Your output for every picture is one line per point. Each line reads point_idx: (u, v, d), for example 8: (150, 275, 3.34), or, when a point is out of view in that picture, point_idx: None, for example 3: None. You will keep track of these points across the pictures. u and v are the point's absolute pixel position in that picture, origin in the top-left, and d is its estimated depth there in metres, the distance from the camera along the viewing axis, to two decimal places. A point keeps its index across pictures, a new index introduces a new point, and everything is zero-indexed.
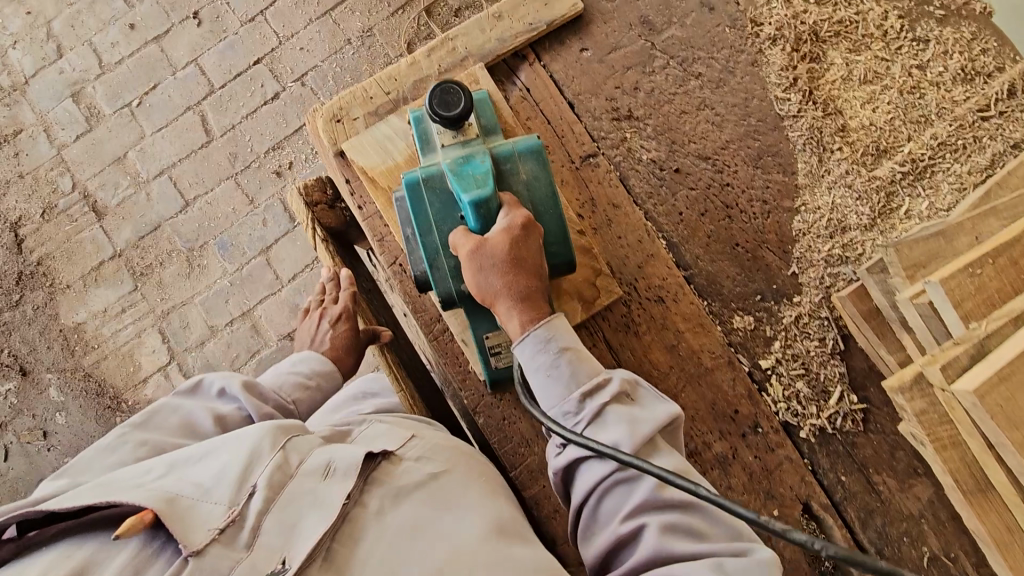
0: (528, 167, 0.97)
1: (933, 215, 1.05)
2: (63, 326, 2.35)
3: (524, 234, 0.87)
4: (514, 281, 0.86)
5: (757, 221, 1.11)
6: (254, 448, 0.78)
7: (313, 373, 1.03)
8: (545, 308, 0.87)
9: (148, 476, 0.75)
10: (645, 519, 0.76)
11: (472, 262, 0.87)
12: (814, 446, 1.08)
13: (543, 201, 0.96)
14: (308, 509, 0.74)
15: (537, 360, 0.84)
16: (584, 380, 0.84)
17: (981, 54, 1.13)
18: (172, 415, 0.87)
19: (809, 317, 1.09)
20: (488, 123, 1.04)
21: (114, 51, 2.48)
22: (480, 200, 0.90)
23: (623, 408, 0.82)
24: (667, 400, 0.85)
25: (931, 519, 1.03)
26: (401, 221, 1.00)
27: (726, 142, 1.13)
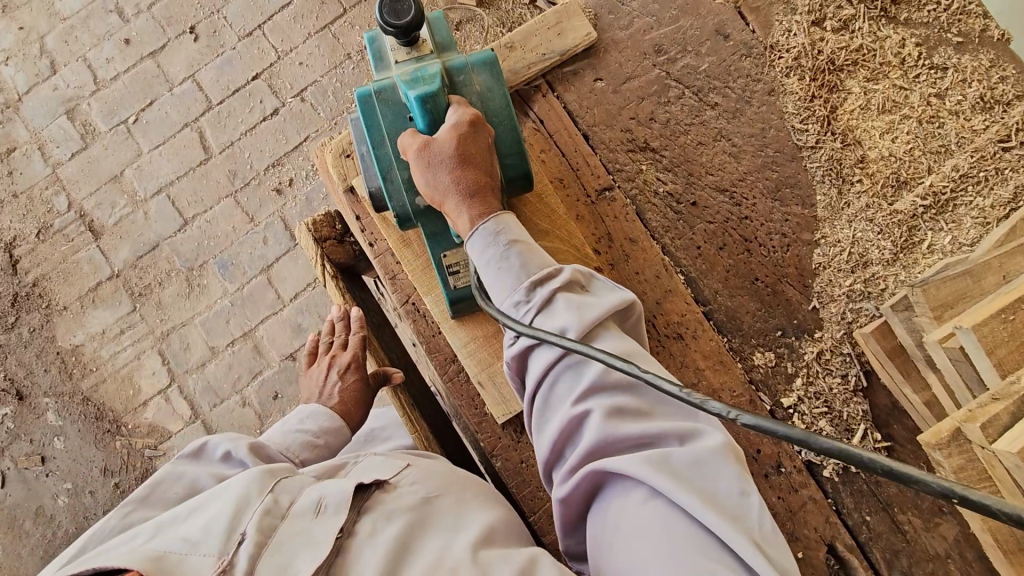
0: (481, 78, 0.94)
1: (956, 249, 1.03)
2: (60, 348, 2.31)
3: (472, 131, 0.85)
4: (462, 175, 0.84)
5: (776, 255, 1.09)
6: (242, 495, 0.74)
7: (322, 431, 0.98)
8: (494, 205, 0.85)
9: (135, 540, 0.70)
10: (591, 405, 0.70)
11: (421, 159, 0.85)
12: (838, 486, 1.07)
13: (500, 115, 0.93)
14: (301, 548, 0.69)
15: (486, 254, 0.81)
16: (535, 271, 0.79)
17: (1000, 82, 1.11)
18: (174, 486, 0.82)
19: (831, 353, 1.06)
20: (444, 40, 0.99)
21: (110, 67, 2.43)
22: (427, 96, 0.86)
23: (573, 296, 0.77)
24: (623, 289, 0.79)
25: (958, 559, 1.03)
26: (357, 140, 0.97)
27: (743, 173, 1.11)
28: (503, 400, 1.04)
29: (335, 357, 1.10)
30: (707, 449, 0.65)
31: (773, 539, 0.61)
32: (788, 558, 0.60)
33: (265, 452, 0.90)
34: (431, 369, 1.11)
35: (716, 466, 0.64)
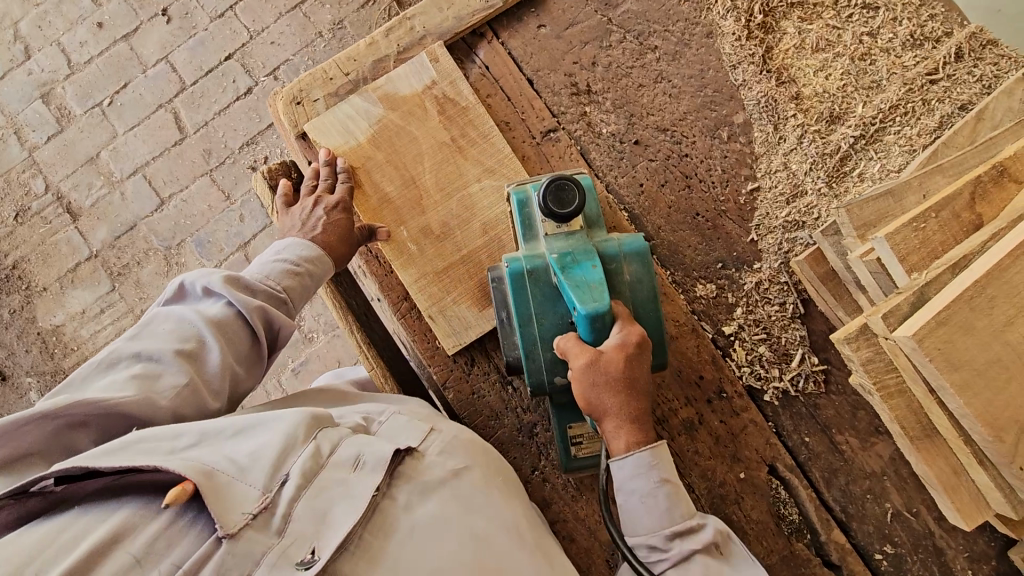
0: (633, 268, 0.91)
1: (885, 176, 1.07)
2: (40, 329, 2.34)
3: (639, 354, 0.83)
4: (626, 404, 0.83)
5: (716, 190, 1.13)
6: (288, 436, 0.76)
7: (301, 260, 0.94)
8: (650, 434, 0.85)
9: (179, 441, 0.73)
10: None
11: (585, 376, 0.83)
12: (778, 409, 1.10)
13: (648, 312, 0.91)
14: (337, 500, 0.73)
15: (634, 483, 0.83)
16: (677, 519, 0.83)
17: (929, 20, 1.15)
18: (165, 321, 0.84)
19: (769, 282, 1.11)
20: (593, 212, 0.96)
21: (83, 51, 2.45)
22: (596, 315, 0.82)
23: (711, 560, 0.81)
24: (755, 563, 0.82)
25: (894, 476, 1.07)
26: (496, 304, 0.95)
27: (683, 113, 1.15)
28: (454, 332, 1.08)
29: (320, 197, 1.03)
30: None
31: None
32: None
33: (242, 282, 0.87)
34: (384, 308, 1.14)
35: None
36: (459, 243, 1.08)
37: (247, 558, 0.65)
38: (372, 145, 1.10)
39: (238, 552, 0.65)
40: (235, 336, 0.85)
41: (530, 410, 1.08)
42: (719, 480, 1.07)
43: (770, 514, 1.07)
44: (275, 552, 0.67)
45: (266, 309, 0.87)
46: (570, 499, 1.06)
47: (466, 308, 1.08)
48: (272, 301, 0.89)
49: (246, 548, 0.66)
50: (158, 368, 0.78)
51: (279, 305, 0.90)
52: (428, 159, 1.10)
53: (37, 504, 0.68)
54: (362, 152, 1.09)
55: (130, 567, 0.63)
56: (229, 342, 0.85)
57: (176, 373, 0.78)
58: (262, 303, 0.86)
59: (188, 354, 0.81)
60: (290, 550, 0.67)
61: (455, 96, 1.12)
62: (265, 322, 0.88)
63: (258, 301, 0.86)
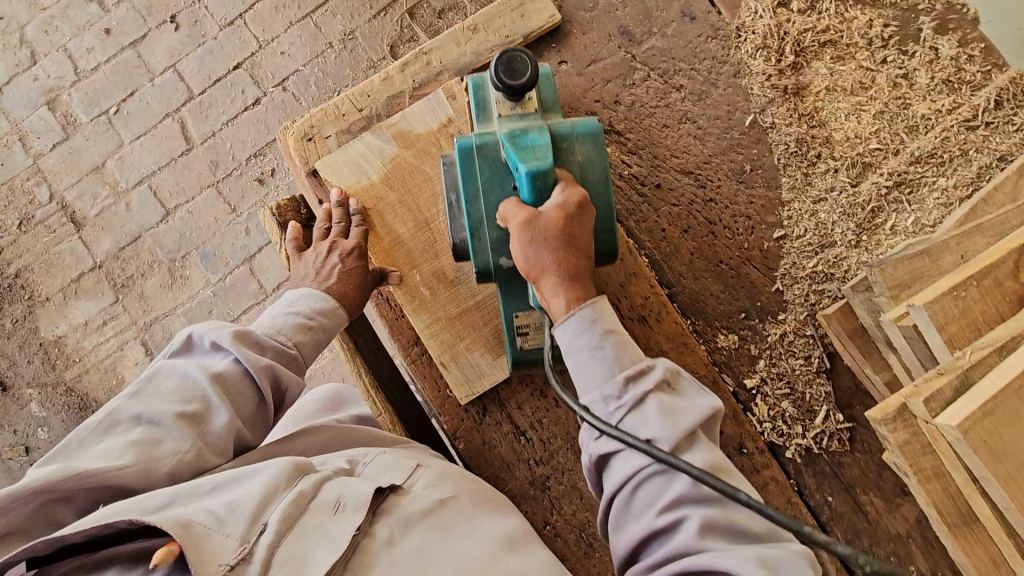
0: (585, 148, 0.88)
1: (918, 230, 1.03)
2: (43, 339, 2.31)
3: (579, 214, 0.80)
4: (565, 259, 0.78)
5: (741, 238, 1.09)
6: (268, 482, 0.73)
7: (314, 312, 0.92)
8: (591, 291, 0.79)
9: (154, 499, 0.69)
10: (685, 513, 0.66)
11: (523, 235, 0.79)
12: (800, 466, 1.06)
13: (597, 192, 0.87)
14: (317, 543, 0.69)
15: (579, 341, 0.75)
16: (628, 364, 0.73)
17: (968, 63, 1.10)
18: (169, 377, 0.79)
19: (794, 335, 1.07)
20: (549, 98, 0.94)
21: (90, 58, 2.42)
22: (538, 172, 0.80)
23: (666, 397, 0.72)
24: (711, 392, 0.74)
25: (919, 539, 1.03)
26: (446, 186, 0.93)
27: (708, 156, 1.11)
28: (466, 382, 1.04)
29: (335, 242, 1.00)
30: (791, 560, 0.63)
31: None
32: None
33: (252, 338, 0.84)
34: (395, 352, 1.10)
35: (796, 568, 0.62)
36: (473, 288, 1.05)
37: None
38: (385, 185, 1.06)
39: None
40: (241, 396, 0.81)
41: (543, 463, 1.04)
42: None
43: None
44: None
45: (275, 367, 0.84)
46: (583, 556, 1.01)
47: (479, 356, 1.04)
48: (281, 358, 0.86)
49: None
50: (159, 432, 0.74)
51: (289, 361, 0.87)
52: (442, 200, 1.06)
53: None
54: (374, 192, 1.05)
55: None
56: (235, 401, 0.80)
57: (179, 439, 0.74)
58: (271, 361, 0.83)
59: (192, 416, 0.76)
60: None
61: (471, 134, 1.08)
62: (273, 381, 0.84)
63: (267, 360, 0.83)
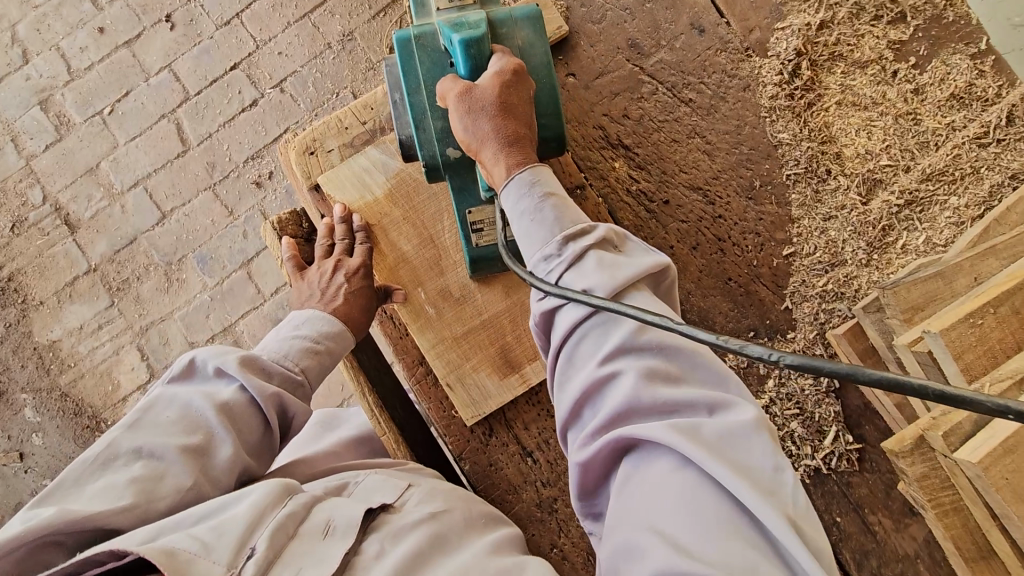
0: (524, 33, 0.88)
1: (930, 249, 1.01)
2: (37, 344, 2.28)
3: (515, 81, 0.79)
4: (503, 122, 0.77)
5: (749, 255, 1.08)
6: (257, 505, 0.70)
7: (321, 336, 0.90)
8: (532, 156, 0.77)
9: (139, 534, 0.66)
10: (623, 364, 0.62)
11: (461, 105, 0.78)
12: (809, 487, 1.05)
13: (538, 74, 0.87)
14: (307, 567, 0.66)
15: (520, 205, 0.73)
16: (569, 225, 0.71)
17: (981, 77, 1.08)
18: (168, 407, 0.77)
19: (804, 354, 1.05)
20: None
21: (83, 57, 2.37)
22: (471, 41, 0.80)
23: (607, 255, 0.68)
24: (658, 252, 0.71)
25: (927, 559, 1.04)
26: (390, 87, 0.91)
27: (717, 171, 1.09)
28: (472, 402, 1.02)
29: (340, 260, 0.98)
30: (736, 421, 0.57)
31: (807, 515, 0.54)
32: (823, 538, 0.53)
33: (259, 364, 0.82)
34: (399, 371, 1.09)
35: (738, 430, 0.56)
36: (480, 307, 1.03)
37: None
38: (389, 200, 1.03)
39: None
40: (246, 426, 0.79)
41: (550, 484, 1.03)
42: None
43: None
44: None
45: (282, 395, 0.82)
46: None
47: (485, 376, 1.03)
48: (287, 384, 0.85)
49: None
50: (161, 467, 0.72)
51: (296, 388, 0.86)
52: (448, 216, 1.04)
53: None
54: (378, 207, 1.03)
55: None
56: (240, 432, 0.79)
57: (180, 473, 0.72)
58: (279, 389, 0.82)
59: (195, 448, 0.74)
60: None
61: None
62: (279, 409, 0.83)
63: (275, 388, 0.82)
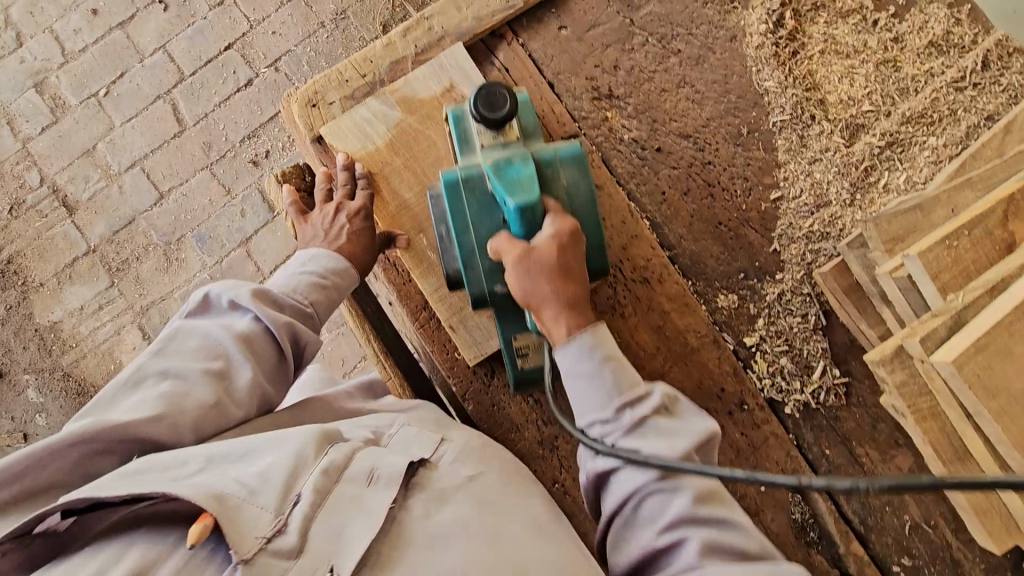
0: (569, 172, 0.91)
1: (910, 188, 1.05)
2: (38, 325, 2.30)
3: (572, 243, 0.84)
4: (563, 289, 0.83)
5: (738, 199, 1.11)
6: (299, 455, 0.74)
7: (328, 272, 0.93)
8: (591, 317, 0.84)
9: (187, 466, 0.70)
10: (684, 532, 0.71)
11: (519, 270, 0.84)
12: (799, 422, 1.09)
13: (585, 217, 0.91)
14: (354, 517, 0.70)
15: (578, 367, 0.80)
16: (626, 389, 0.79)
17: (957, 25, 1.12)
18: (189, 336, 0.81)
19: (792, 293, 1.09)
20: (529, 127, 0.97)
21: (78, 39, 2.38)
22: (526, 205, 0.84)
23: (662, 420, 0.78)
24: (708, 417, 0.80)
25: (912, 488, 1.08)
26: (435, 218, 0.95)
27: (706, 120, 1.12)
28: (474, 343, 1.06)
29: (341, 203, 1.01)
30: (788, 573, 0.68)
31: None
32: None
33: (270, 295, 0.86)
34: (401, 318, 1.12)
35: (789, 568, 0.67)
36: None
37: None
38: (390, 150, 1.06)
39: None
40: (264, 353, 0.83)
41: (551, 423, 1.06)
42: (739, 493, 1.07)
43: (789, 527, 1.07)
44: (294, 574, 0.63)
45: (294, 324, 0.86)
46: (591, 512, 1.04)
47: (486, 319, 1.06)
48: (299, 316, 0.89)
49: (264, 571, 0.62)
50: (185, 386, 0.76)
51: (306, 320, 0.90)
52: (447, 165, 1.07)
53: (39, 549, 0.65)
54: (379, 157, 1.06)
55: None
56: (259, 358, 0.83)
57: (204, 392, 0.76)
58: (290, 319, 0.86)
59: (217, 372, 0.78)
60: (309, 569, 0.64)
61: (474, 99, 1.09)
62: (292, 338, 0.87)
63: (286, 317, 0.85)
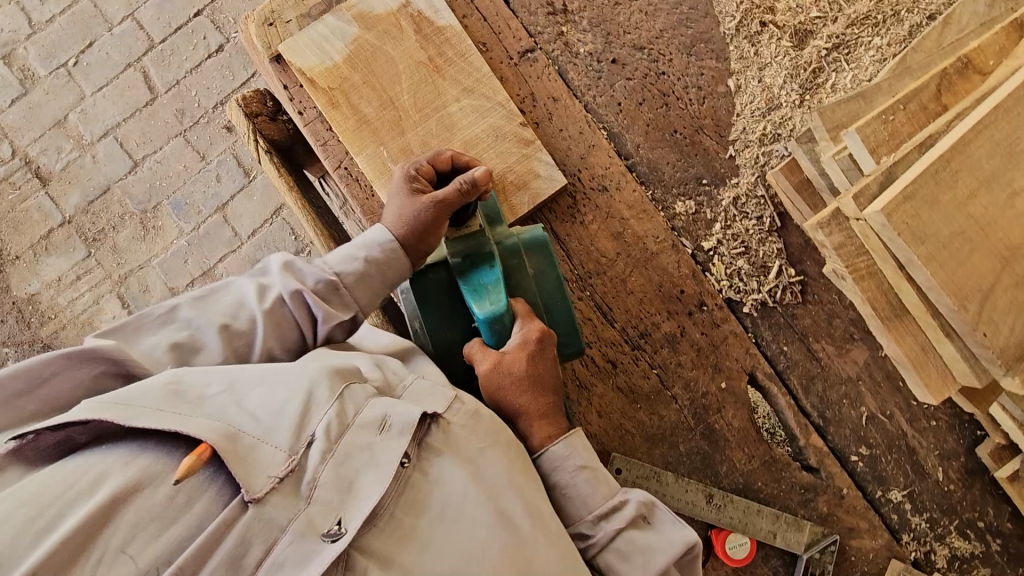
0: (535, 262, 1.01)
1: (856, 86, 1.09)
2: (15, 298, 2.26)
3: (539, 347, 0.91)
4: (534, 400, 0.90)
5: (693, 108, 1.14)
6: (311, 393, 0.75)
7: (365, 248, 0.93)
8: (564, 421, 0.91)
9: (208, 390, 0.74)
10: None
11: (491, 380, 0.90)
12: (757, 320, 1.12)
13: (554, 298, 1.00)
14: (364, 467, 0.73)
15: (555, 477, 0.88)
16: (600, 502, 0.86)
17: None
18: (228, 293, 0.89)
19: (747, 197, 1.12)
20: (492, 211, 1.01)
21: (44, 9, 2.36)
22: (494, 316, 0.91)
23: (638, 533, 0.84)
24: (687, 526, 0.85)
25: (869, 380, 1.12)
26: (409, 315, 1.02)
27: (660, 31, 1.15)
28: None
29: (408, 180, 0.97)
30: None
31: None
32: None
33: (298, 268, 0.91)
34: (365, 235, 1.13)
35: None
36: None
37: (275, 523, 0.67)
38: (348, 65, 1.08)
39: (265, 517, 0.66)
40: (282, 323, 0.89)
41: None
42: (701, 390, 1.11)
43: (750, 423, 1.11)
44: (300, 520, 0.67)
45: (307, 297, 0.89)
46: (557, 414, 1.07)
47: None
48: (323, 288, 0.91)
49: (272, 513, 0.67)
50: (202, 341, 0.85)
51: (333, 293, 0.92)
52: (405, 79, 1.09)
53: (80, 434, 0.71)
54: (338, 73, 1.08)
55: (150, 518, 0.64)
56: (277, 327, 0.89)
57: (215, 353, 0.85)
58: (306, 290, 0.89)
59: (232, 333, 0.86)
60: (316, 518, 0.68)
61: (431, 15, 1.11)
62: (309, 310, 0.91)
63: (300, 289, 0.89)
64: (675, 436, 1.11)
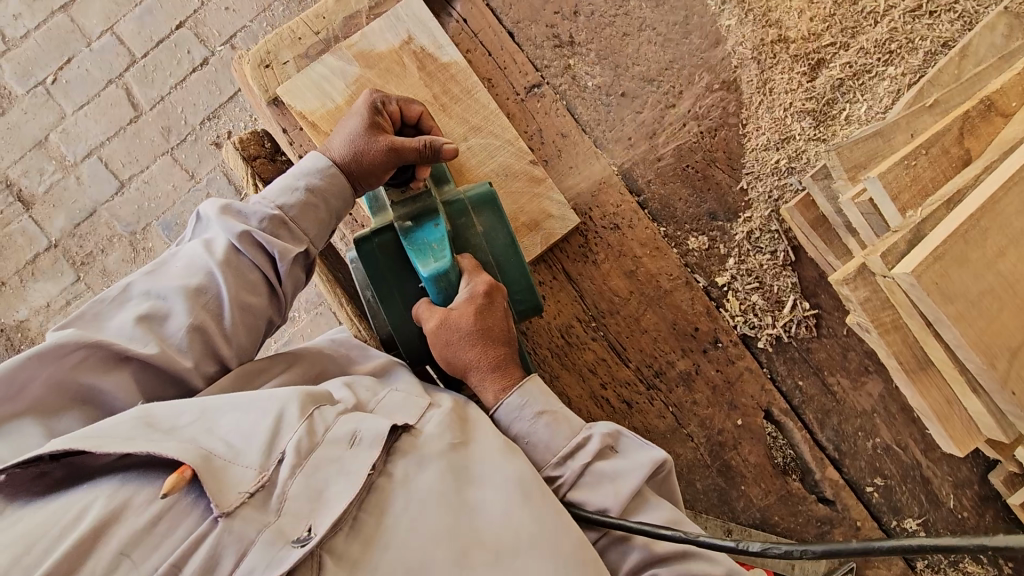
0: (484, 218, 0.95)
1: (872, 118, 1.07)
2: (3, 325, 2.19)
3: (487, 302, 0.86)
4: (483, 353, 0.85)
5: (705, 140, 1.12)
6: (280, 412, 0.73)
7: (302, 176, 0.90)
8: (518, 373, 0.87)
9: (179, 419, 0.71)
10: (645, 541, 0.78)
11: (438, 338, 0.86)
12: (772, 355, 1.12)
13: (507, 256, 0.94)
14: (334, 477, 0.70)
15: (515, 430, 0.85)
16: (564, 441, 0.84)
17: None
18: (177, 260, 0.86)
19: (760, 232, 1.10)
20: (439, 172, 0.98)
21: (19, 25, 2.26)
22: (438, 274, 0.86)
23: (604, 463, 0.82)
24: (651, 446, 0.83)
25: (883, 413, 1.12)
26: (360, 284, 0.97)
27: (669, 62, 1.12)
28: None
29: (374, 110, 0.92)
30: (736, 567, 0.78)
31: None
32: None
33: (234, 209, 0.87)
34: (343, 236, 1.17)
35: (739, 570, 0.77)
36: None
37: (244, 537, 0.64)
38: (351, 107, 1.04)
39: (234, 530, 0.64)
40: (241, 272, 0.86)
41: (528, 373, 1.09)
42: (717, 428, 1.10)
43: (766, 457, 1.11)
44: (271, 531, 0.64)
45: (253, 231, 0.85)
46: None
47: None
48: (270, 222, 0.88)
49: (242, 526, 0.64)
50: (167, 308, 0.81)
51: (283, 227, 0.88)
52: None
53: (56, 471, 0.68)
54: (340, 115, 1.04)
55: (127, 550, 0.62)
56: (238, 275, 0.85)
57: (182, 314, 0.81)
58: (250, 227, 0.86)
59: (193, 291, 0.83)
60: (287, 529, 0.65)
61: (434, 52, 1.07)
62: (263, 252, 0.87)
63: (246, 226, 0.86)
64: (691, 474, 1.10)
